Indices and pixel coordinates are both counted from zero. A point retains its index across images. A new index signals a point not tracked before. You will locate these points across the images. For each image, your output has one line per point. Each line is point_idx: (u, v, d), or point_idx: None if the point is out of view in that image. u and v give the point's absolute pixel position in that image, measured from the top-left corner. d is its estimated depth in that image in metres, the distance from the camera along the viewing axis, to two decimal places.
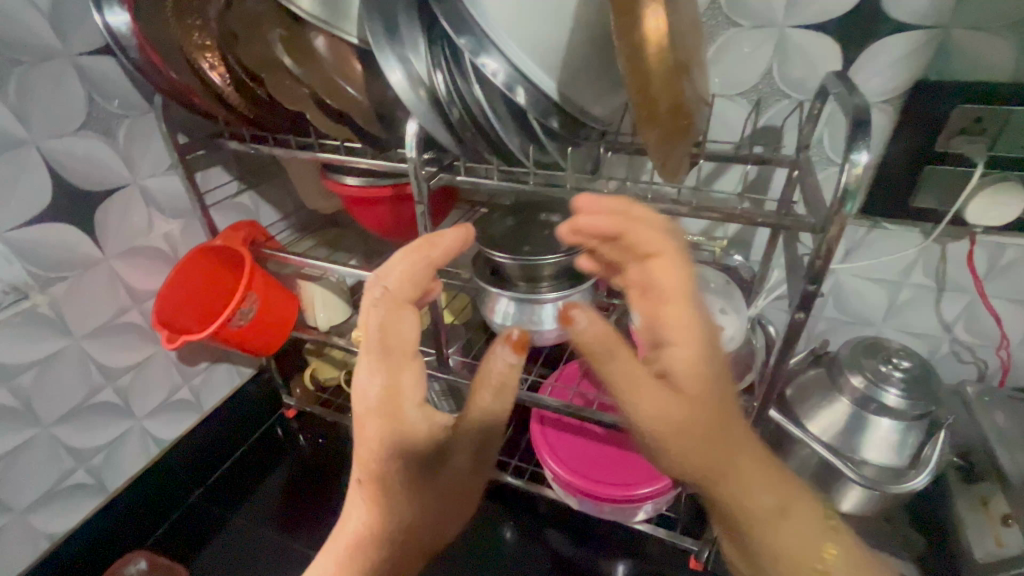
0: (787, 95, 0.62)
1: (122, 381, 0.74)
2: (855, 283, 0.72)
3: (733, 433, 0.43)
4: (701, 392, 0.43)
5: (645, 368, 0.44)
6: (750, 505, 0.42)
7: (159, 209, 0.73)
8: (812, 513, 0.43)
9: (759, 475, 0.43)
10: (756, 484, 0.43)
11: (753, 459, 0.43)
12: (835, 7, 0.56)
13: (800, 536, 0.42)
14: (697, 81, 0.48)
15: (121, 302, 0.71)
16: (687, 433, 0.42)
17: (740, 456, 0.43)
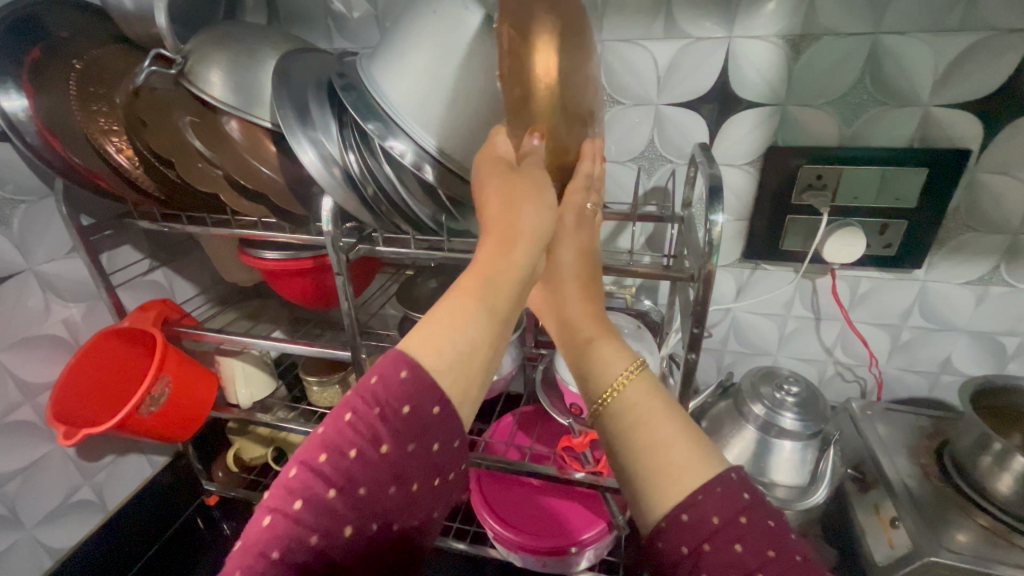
0: (668, 160, 0.71)
1: (8, 488, 0.66)
2: (748, 318, 0.81)
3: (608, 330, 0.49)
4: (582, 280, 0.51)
5: (574, 270, 0.51)
6: (600, 368, 0.45)
7: (59, 294, 0.69)
8: (649, 390, 0.43)
9: (613, 349, 0.47)
10: (607, 357, 0.46)
11: (609, 338, 0.48)
12: (695, 89, 0.66)
13: (648, 400, 0.42)
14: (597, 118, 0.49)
15: (10, 399, 0.65)
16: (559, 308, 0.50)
17: (591, 332, 0.48)
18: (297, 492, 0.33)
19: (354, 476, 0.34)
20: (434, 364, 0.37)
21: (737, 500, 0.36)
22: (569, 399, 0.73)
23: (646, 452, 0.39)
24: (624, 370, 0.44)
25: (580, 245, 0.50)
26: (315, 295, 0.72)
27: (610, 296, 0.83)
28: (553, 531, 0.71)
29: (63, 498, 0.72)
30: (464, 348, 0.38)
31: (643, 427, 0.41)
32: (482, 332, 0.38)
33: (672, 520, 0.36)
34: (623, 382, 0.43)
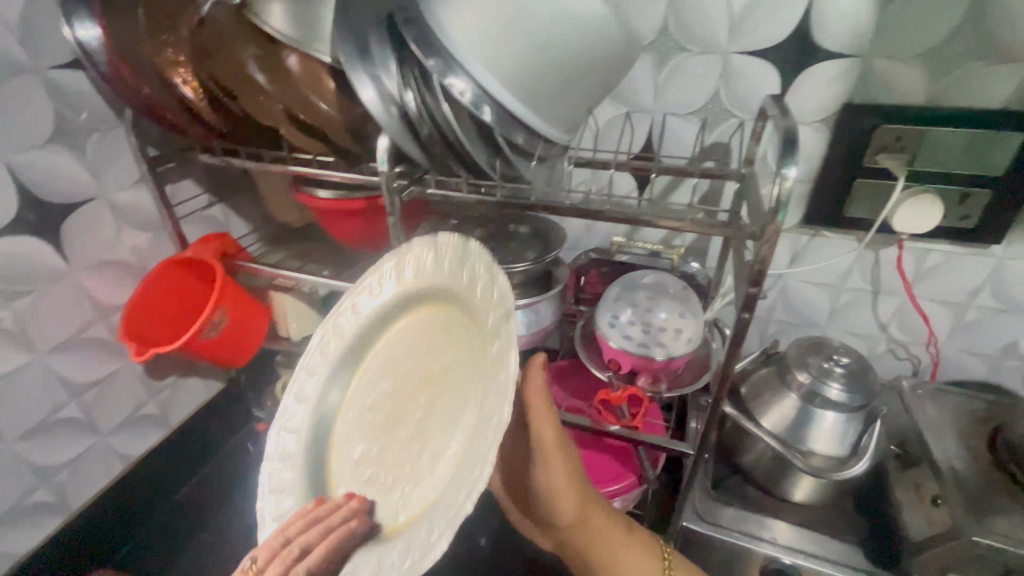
0: (733, 114, 0.67)
1: (87, 396, 0.72)
2: (801, 287, 0.78)
3: (560, 459, 0.57)
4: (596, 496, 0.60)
5: (551, 490, 0.57)
6: (636, 575, 0.57)
7: (127, 221, 0.73)
8: (680, 566, 0.59)
9: (635, 554, 0.58)
10: (631, 560, 0.58)
11: (640, 553, 0.58)
12: (771, 35, 0.62)
13: (642, 557, 0.58)
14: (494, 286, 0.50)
15: (86, 316, 0.70)
16: (575, 530, 0.58)
17: (567, 484, 0.57)
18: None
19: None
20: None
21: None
22: (607, 355, 0.73)
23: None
24: (662, 560, 0.59)
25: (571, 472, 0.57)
26: (362, 236, 0.73)
27: (656, 256, 0.81)
28: None
29: (133, 411, 0.79)
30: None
31: (669, 573, 0.58)
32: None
33: None
34: (670, 557, 0.59)
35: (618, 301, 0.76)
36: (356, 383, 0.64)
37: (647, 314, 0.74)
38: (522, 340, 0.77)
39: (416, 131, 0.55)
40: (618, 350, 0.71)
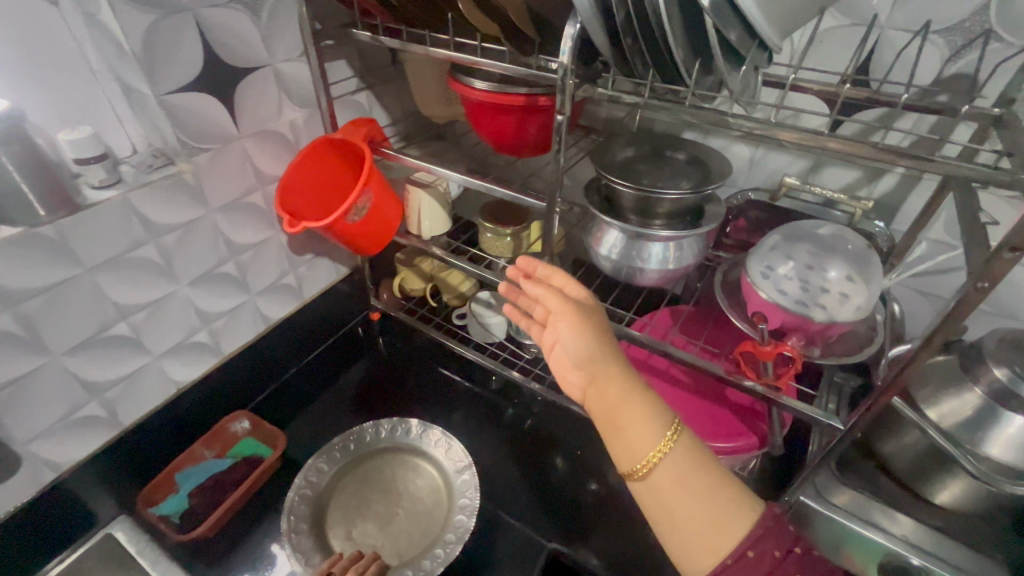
0: (1001, 38, 0.53)
1: (243, 257, 0.78)
2: (1013, 271, 0.65)
3: (612, 360, 0.53)
4: (610, 350, 0.53)
5: (574, 355, 0.52)
6: (635, 446, 0.50)
7: (289, 95, 0.75)
8: (685, 448, 0.51)
9: (640, 429, 0.51)
10: (668, 481, 0.50)
11: (677, 445, 0.51)
12: None
13: (677, 485, 0.49)
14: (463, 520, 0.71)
15: (249, 182, 0.74)
16: (601, 404, 0.52)
17: (595, 371, 0.52)
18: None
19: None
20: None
21: (784, 531, 0.48)
22: (753, 307, 0.65)
23: (659, 501, 0.50)
24: (663, 439, 0.50)
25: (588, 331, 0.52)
26: (511, 139, 0.68)
27: (831, 207, 0.70)
28: (695, 428, 0.70)
29: (276, 279, 0.85)
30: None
31: (678, 488, 0.49)
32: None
33: (738, 557, 0.47)
34: (666, 449, 0.50)
35: (776, 251, 0.68)
36: (348, 480, 0.78)
37: (811, 271, 0.65)
38: (656, 277, 0.72)
39: (610, 15, 0.48)
40: (769, 303, 0.64)
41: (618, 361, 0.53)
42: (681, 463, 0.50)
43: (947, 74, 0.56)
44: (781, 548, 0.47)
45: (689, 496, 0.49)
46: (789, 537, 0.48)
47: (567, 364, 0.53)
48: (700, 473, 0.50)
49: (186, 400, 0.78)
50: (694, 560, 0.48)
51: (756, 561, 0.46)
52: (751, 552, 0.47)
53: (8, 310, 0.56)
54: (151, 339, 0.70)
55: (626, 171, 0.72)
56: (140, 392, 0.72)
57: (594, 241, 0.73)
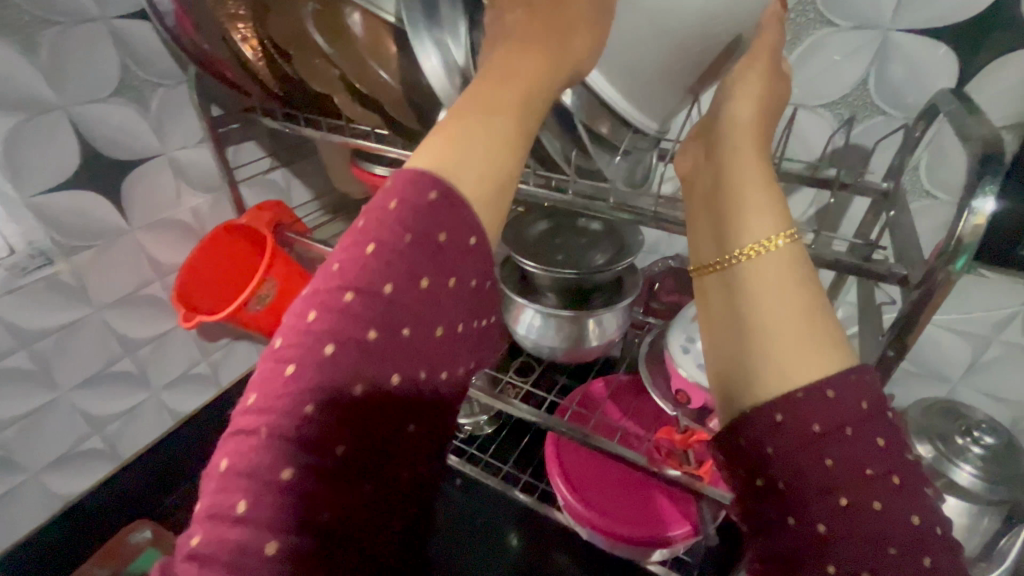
0: (883, 111, 0.53)
1: (141, 352, 0.73)
2: (934, 333, 0.63)
3: (743, 159, 0.37)
4: (756, 136, 0.39)
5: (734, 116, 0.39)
6: (748, 207, 0.36)
7: (188, 182, 0.72)
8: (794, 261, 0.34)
9: (750, 204, 0.36)
10: (773, 303, 0.33)
11: (792, 261, 0.34)
12: (956, 10, 0.46)
13: (775, 309, 0.33)
14: None
15: (144, 274, 0.70)
16: (757, 172, 0.37)
17: (736, 151, 0.38)
18: (335, 282, 0.31)
19: (385, 317, 0.31)
20: (475, 185, 0.35)
21: (876, 452, 0.30)
22: (674, 384, 0.63)
23: (762, 292, 0.34)
24: (777, 231, 0.34)
25: (757, 114, 0.40)
26: None
27: None
28: (629, 516, 0.65)
29: (185, 369, 0.79)
30: (500, 180, 0.36)
31: (774, 290, 0.33)
32: (506, 165, 0.36)
33: (791, 407, 0.31)
34: (770, 238, 0.34)
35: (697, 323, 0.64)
36: None
37: None
38: (575, 353, 0.69)
39: None
40: (690, 382, 0.61)
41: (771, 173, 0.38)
42: (784, 271, 0.34)
43: (839, 145, 0.56)
44: (870, 405, 0.32)
45: (786, 309, 0.33)
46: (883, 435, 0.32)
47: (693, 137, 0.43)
48: (807, 289, 0.34)
49: (78, 513, 0.73)
50: (762, 382, 0.33)
51: (836, 406, 0.31)
52: (828, 459, 0.30)
53: None
54: (27, 454, 0.65)
55: (539, 244, 0.70)
56: (17, 509, 0.67)
57: (511, 320, 0.70)
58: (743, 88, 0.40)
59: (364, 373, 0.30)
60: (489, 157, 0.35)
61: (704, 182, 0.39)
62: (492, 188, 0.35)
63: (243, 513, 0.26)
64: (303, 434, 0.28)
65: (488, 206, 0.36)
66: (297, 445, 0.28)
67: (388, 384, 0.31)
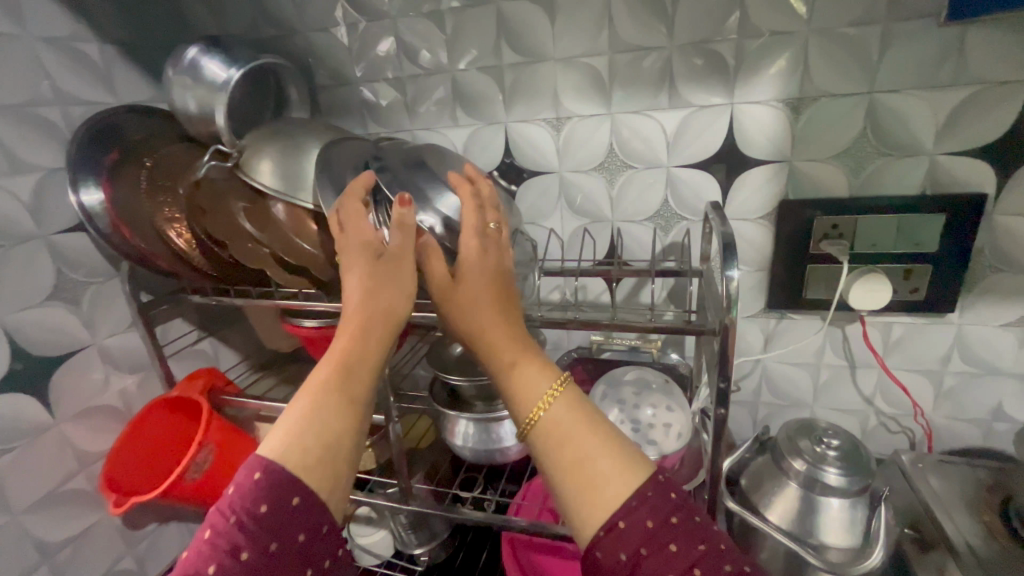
0: (684, 218, 0.74)
1: (60, 557, 0.68)
2: (780, 369, 0.80)
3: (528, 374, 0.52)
4: (328, 474, 0.47)
5: (560, 426, 0.49)
6: (524, 394, 0.51)
7: (117, 366, 0.75)
8: (569, 408, 0.50)
9: (527, 382, 0.51)
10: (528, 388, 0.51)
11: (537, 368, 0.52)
12: (702, 150, 0.70)
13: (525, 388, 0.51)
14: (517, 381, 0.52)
15: (67, 467, 0.69)
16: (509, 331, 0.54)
17: (513, 360, 0.53)
18: (231, 510, 0.44)
19: (270, 526, 0.43)
20: (305, 459, 0.46)
21: (662, 508, 0.44)
22: None
23: (556, 447, 0.48)
24: (551, 389, 0.51)
25: (366, 282, 0.53)
26: None
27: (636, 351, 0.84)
28: None
29: (107, 568, 0.74)
30: (333, 439, 0.47)
31: (559, 444, 0.48)
32: (341, 438, 0.48)
33: (608, 530, 0.44)
34: (548, 402, 0.50)
35: (605, 400, 0.75)
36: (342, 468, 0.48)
37: (634, 411, 0.73)
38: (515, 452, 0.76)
39: None
40: None
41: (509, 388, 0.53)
42: (567, 417, 0.49)
43: (665, 244, 0.76)
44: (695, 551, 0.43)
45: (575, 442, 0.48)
46: (702, 538, 0.44)
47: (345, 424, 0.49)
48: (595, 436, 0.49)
49: None
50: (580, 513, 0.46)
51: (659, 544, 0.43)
52: (671, 545, 0.43)
53: None
54: None
55: (460, 361, 0.80)
56: None
57: (449, 433, 0.77)
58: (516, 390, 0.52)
59: (282, 534, 0.44)
60: (333, 431, 0.48)
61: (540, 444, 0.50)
62: (362, 359, 0.51)
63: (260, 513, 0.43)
64: (279, 521, 0.44)
65: (342, 388, 0.49)
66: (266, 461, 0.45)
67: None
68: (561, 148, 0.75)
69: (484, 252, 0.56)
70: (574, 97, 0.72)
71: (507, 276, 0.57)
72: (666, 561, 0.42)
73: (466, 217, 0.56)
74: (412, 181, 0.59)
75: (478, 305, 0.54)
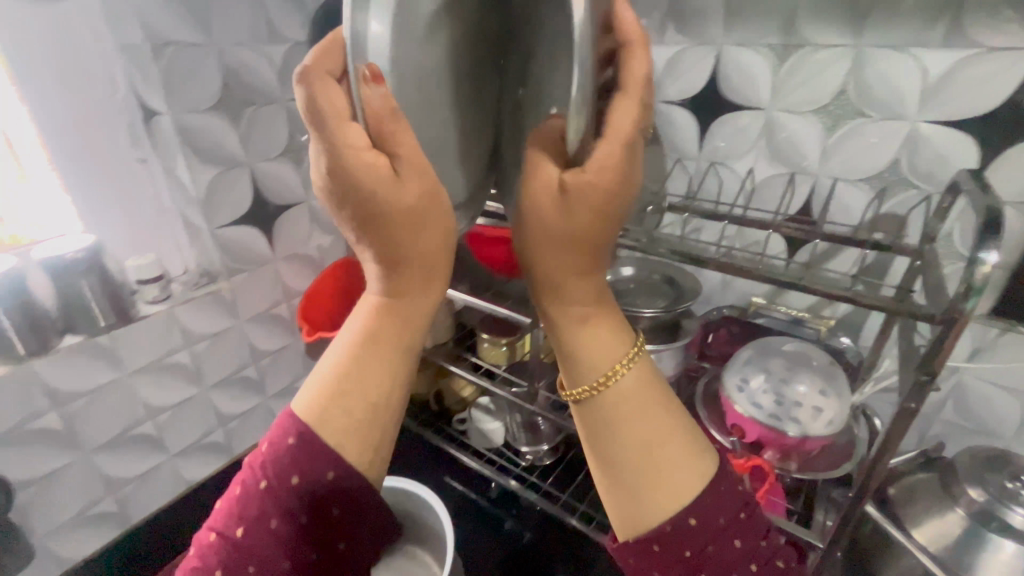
0: (916, 186, 0.62)
1: (263, 362, 0.86)
2: (980, 387, 0.67)
3: (602, 318, 0.40)
4: (374, 433, 0.40)
5: (630, 390, 0.38)
6: (592, 358, 0.39)
7: (318, 224, 0.88)
8: (642, 379, 0.39)
9: (608, 339, 0.39)
10: (597, 347, 0.39)
11: (606, 326, 0.40)
12: (973, 106, 0.56)
13: (597, 348, 0.39)
14: (587, 318, 0.40)
15: (276, 296, 0.85)
16: (588, 262, 0.38)
17: (587, 313, 0.40)
18: (263, 468, 0.39)
19: (300, 492, 0.38)
20: (345, 419, 0.39)
21: (729, 500, 0.36)
22: (731, 419, 0.69)
23: (619, 431, 0.37)
24: (626, 354, 0.39)
25: (422, 187, 0.35)
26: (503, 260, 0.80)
27: (799, 323, 0.76)
28: None
29: (291, 382, 0.92)
30: (381, 397, 0.40)
31: (629, 425, 0.37)
32: (386, 388, 0.40)
33: (679, 524, 0.35)
34: (622, 368, 0.38)
35: (746, 366, 0.72)
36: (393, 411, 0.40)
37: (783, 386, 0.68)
38: None
39: None
40: (746, 417, 0.67)
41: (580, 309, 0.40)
42: (642, 393, 0.38)
43: (879, 212, 0.65)
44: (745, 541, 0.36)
45: (642, 418, 0.37)
46: (748, 513, 0.37)
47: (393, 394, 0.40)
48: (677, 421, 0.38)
49: (199, 495, 0.82)
50: (630, 493, 0.37)
51: (718, 543, 0.35)
52: (737, 539, 0.36)
53: (58, 409, 0.63)
54: (173, 436, 0.77)
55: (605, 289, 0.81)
56: (153, 487, 0.77)
57: None
58: (587, 333, 0.40)
59: (308, 469, 0.38)
60: (378, 390, 0.40)
61: (596, 388, 0.38)
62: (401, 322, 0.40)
63: (296, 480, 0.38)
64: (308, 487, 0.38)
65: (388, 357, 0.40)
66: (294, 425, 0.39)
67: (278, 566, 0.38)
68: (779, 82, 0.66)
69: (626, 151, 0.33)
70: (814, 19, 0.61)
71: (624, 200, 0.35)
72: (728, 562, 0.35)
73: (620, 93, 0.33)
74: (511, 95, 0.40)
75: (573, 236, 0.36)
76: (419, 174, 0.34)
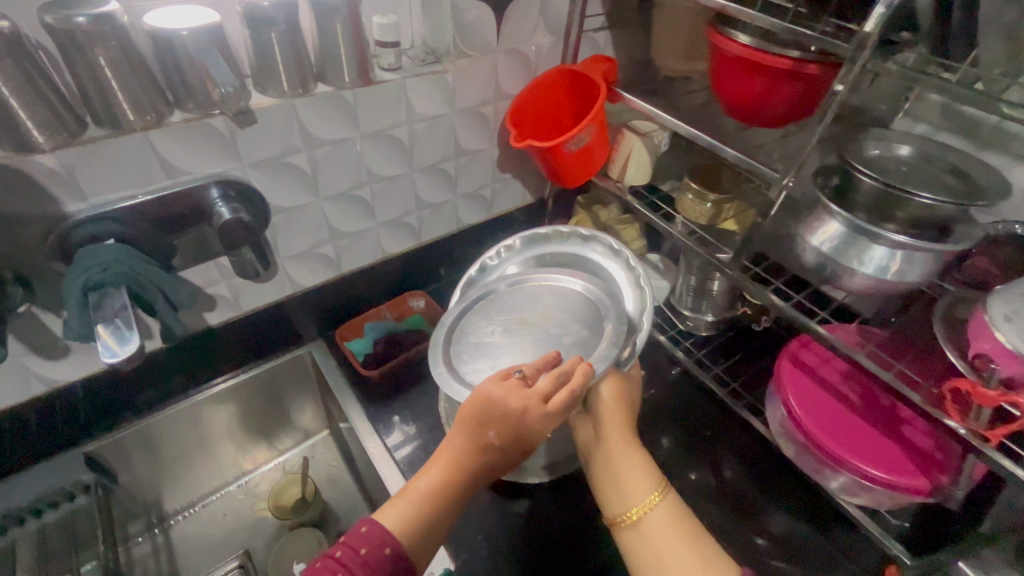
0: None
1: (462, 160, 0.87)
2: None
3: (627, 459, 0.59)
4: (438, 517, 0.55)
5: (658, 522, 0.56)
6: (628, 492, 0.58)
7: (545, 20, 0.79)
8: (668, 513, 0.57)
9: (640, 474, 0.59)
10: (635, 478, 0.58)
11: (638, 454, 0.60)
12: None
13: (637, 476, 0.58)
14: (621, 480, 0.59)
15: (488, 94, 0.82)
16: (627, 447, 0.60)
17: (629, 451, 0.60)
18: (359, 557, 0.51)
19: (387, 565, 0.51)
20: (417, 535, 0.53)
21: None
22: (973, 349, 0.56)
23: (651, 541, 0.56)
24: (650, 494, 0.58)
25: (498, 435, 0.52)
26: (753, 101, 0.67)
27: None
28: (855, 448, 0.67)
29: (477, 188, 0.94)
30: (448, 502, 0.56)
31: (658, 552, 0.55)
32: (447, 514, 0.55)
33: None
34: (647, 507, 0.57)
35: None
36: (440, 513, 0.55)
37: None
38: (866, 283, 0.67)
39: None
40: (1000, 349, 0.52)
41: (615, 479, 0.59)
42: (665, 523, 0.56)
43: None
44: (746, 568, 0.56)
45: (668, 550, 0.55)
46: None
47: (449, 499, 0.55)
48: (688, 526, 0.57)
49: (389, 265, 0.92)
50: None
51: None
52: None
53: (307, 151, 0.69)
54: (381, 206, 0.83)
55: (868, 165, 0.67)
56: (360, 247, 0.86)
57: (810, 231, 0.69)
58: (624, 478, 0.59)
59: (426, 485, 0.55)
60: (449, 497, 0.55)
61: (627, 548, 0.57)
62: (491, 446, 0.54)
63: (387, 553, 0.51)
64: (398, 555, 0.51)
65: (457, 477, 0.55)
66: (382, 539, 0.52)
67: (394, 552, 0.51)
68: None
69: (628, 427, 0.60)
70: None
71: (624, 431, 0.60)
72: None
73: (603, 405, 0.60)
74: (606, 329, 0.61)
75: (617, 426, 0.60)
76: (498, 433, 0.52)
